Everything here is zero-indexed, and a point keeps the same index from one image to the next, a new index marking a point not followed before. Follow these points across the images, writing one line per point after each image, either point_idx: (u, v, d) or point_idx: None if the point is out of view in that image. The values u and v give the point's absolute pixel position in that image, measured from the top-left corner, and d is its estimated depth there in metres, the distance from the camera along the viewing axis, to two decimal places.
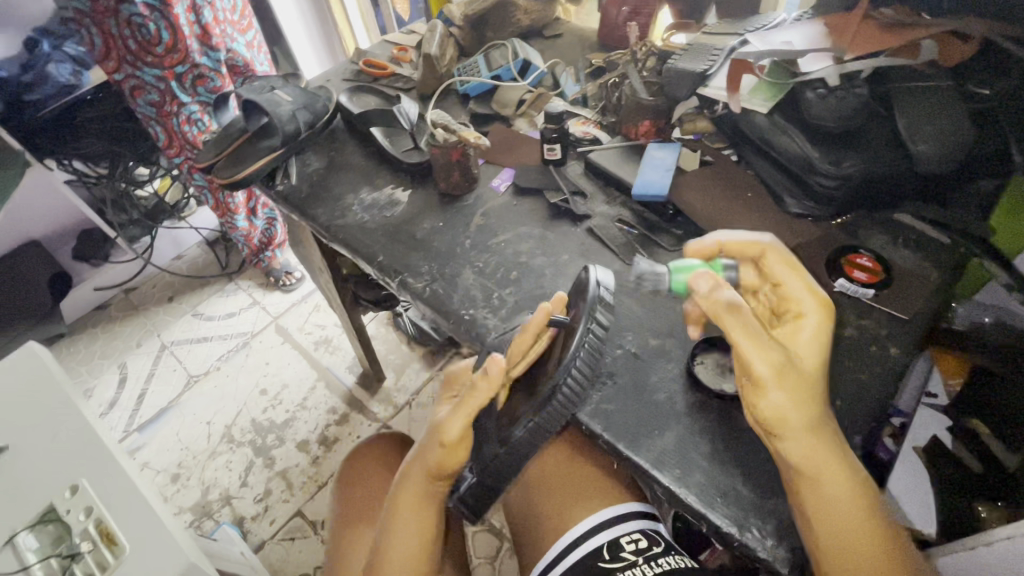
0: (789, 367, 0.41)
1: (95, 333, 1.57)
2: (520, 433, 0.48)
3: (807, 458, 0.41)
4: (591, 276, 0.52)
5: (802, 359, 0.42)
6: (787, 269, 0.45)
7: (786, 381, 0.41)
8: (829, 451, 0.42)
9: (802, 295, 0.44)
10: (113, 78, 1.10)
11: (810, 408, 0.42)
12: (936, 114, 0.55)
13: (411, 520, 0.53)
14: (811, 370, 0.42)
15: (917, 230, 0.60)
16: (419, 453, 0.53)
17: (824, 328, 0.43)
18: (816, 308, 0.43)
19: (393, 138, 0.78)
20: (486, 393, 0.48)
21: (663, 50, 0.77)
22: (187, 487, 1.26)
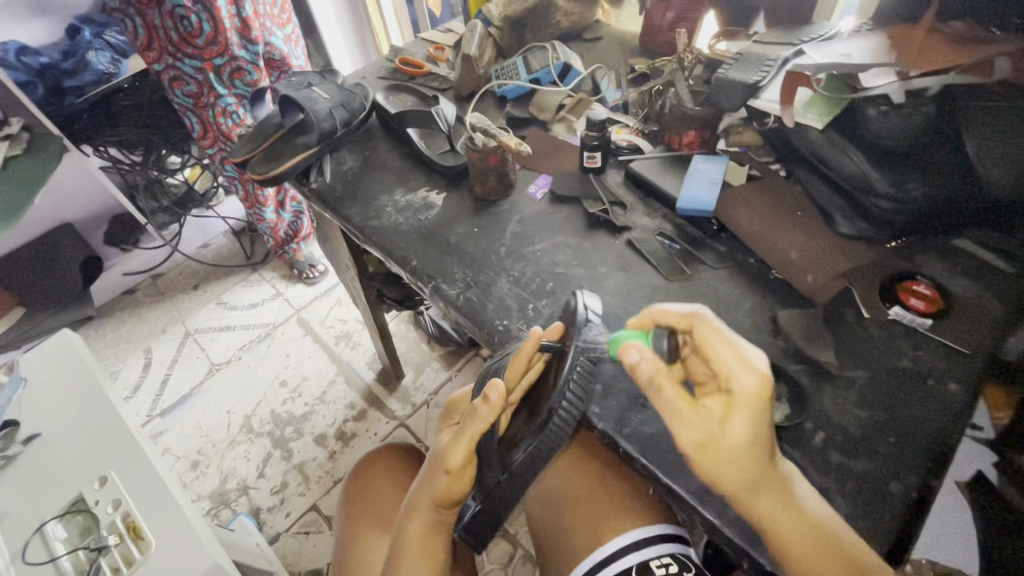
0: (711, 444, 0.38)
1: (123, 317, 1.60)
2: (519, 454, 0.46)
3: (769, 520, 0.39)
4: (580, 302, 0.51)
5: (729, 440, 0.38)
6: (716, 339, 0.41)
7: (718, 461, 0.38)
8: (790, 518, 0.39)
9: (741, 379, 0.38)
10: (153, 68, 1.11)
11: (752, 481, 0.38)
12: (1013, 134, 0.51)
13: (419, 548, 0.52)
14: (749, 449, 0.38)
15: (979, 257, 0.57)
16: (426, 480, 0.52)
17: (755, 407, 0.38)
18: (747, 389, 0.38)
19: (430, 140, 0.78)
20: (486, 418, 0.47)
21: (710, 58, 0.74)
22: (205, 474, 1.27)
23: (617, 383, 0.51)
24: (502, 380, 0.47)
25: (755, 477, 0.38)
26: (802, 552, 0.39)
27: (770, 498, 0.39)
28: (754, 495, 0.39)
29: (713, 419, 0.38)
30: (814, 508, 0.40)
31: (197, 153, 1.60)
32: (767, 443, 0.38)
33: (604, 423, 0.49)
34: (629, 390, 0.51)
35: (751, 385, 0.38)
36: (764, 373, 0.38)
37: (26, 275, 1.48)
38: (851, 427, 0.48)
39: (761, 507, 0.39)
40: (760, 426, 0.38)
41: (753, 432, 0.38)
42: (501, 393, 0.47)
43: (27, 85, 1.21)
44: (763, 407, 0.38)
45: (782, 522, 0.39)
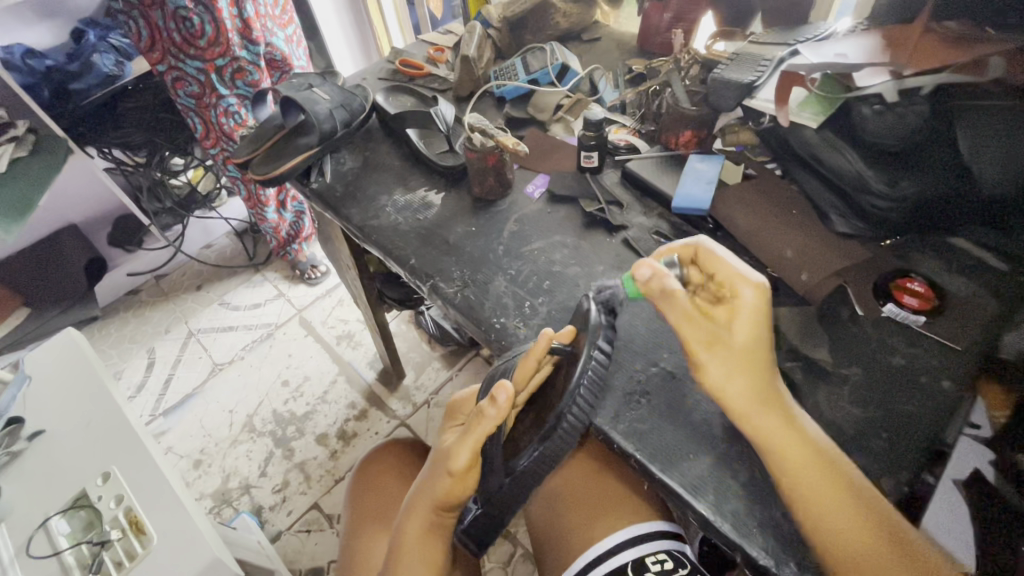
0: (718, 340, 0.44)
1: (127, 317, 1.61)
2: (528, 457, 0.47)
3: (772, 439, 0.42)
4: (591, 303, 0.52)
5: (734, 336, 0.43)
6: (718, 259, 0.46)
7: (721, 356, 0.44)
8: (791, 434, 0.43)
9: (745, 287, 0.44)
10: (156, 69, 1.12)
11: (756, 386, 0.43)
12: (1006, 134, 0.51)
13: (417, 552, 0.52)
14: (751, 349, 0.43)
15: (976, 256, 0.57)
16: (427, 483, 0.52)
17: (757, 314, 0.43)
18: (749, 298, 0.43)
19: (428, 140, 0.78)
20: (492, 422, 0.47)
21: (707, 58, 0.75)
22: (208, 473, 1.28)
23: (613, 381, 0.52)
24: (511, 383, 0.48)
25: (768, 387, 0.43)
26: (797, 466, 0.42)
27: (773, 414, 0.43)
28: (758, 407, 0.43)
29: (721, 324, 0.44)
30: (815, 434, 0.43)
31: (200, 155, 1.61)
32: (768, 347, 0.44)
33: (600, 420, 0.49)
34: (626, 388, 0.51)
35: (752, 296, 0.43)
36: (762, 280, 0.44)
37: (32, 275, 1.49)
38: (844, 424, 0.48)
39: (762, 422, 0.43)
40: (762, 335, 0.43)
41: (755, 334, 0.43)
42: (509, 396, 0.47)
43: (31, 88, 1.22)
44: (765, 314, 0.44)
45: (780, 438, 0.42)
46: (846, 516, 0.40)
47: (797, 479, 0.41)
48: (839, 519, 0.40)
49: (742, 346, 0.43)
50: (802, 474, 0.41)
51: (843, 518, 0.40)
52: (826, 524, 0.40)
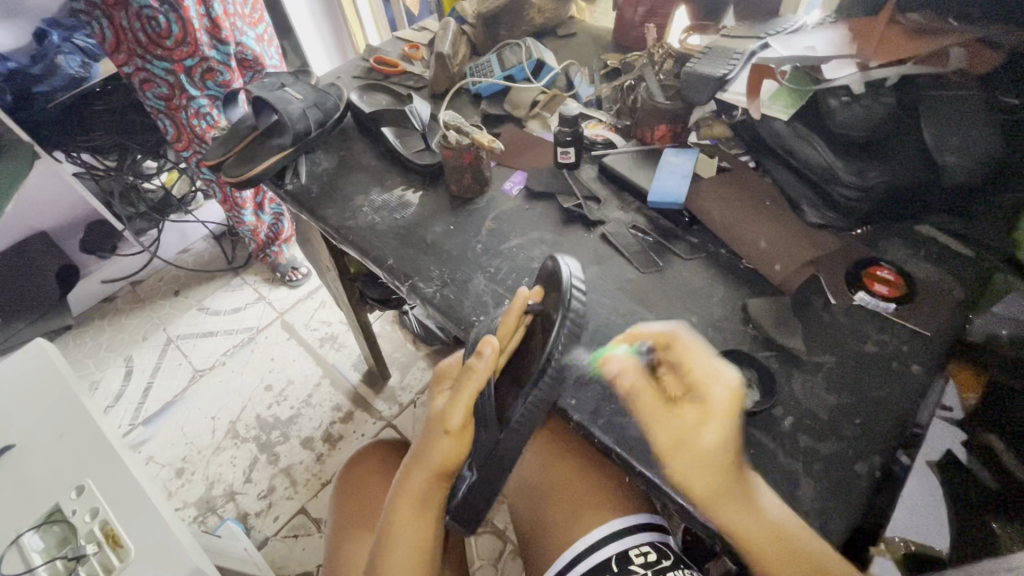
0: (683, 444, 0.43)
1: (103, 325, 1.58)
2: (519, 411, 0.46)
3: (740, 528, 0.42)
4: (563, 265, 0.51)
5: (701, 444, 0.42)
6: (693, 354, 0.45)
7: (687, 460, 0.43)
8: (757, 525, 0.42)
9: (720, 387, 0.43)
10: (122, 70, 1.09)
11: (715, 481, 0.42)
12: (965, 125, 0.53)
13: (413, 517, 0.52)
14: (719, 449, 0.42)
15: (942, 243, 0.60)
16: (421, 451, 0.52)
17: (726, 418, 0.43)
18: (721, 402, 0.43)
19: (404, 138, 0.78)
20: (479, 378, 0.48)
21: (680, 52, 0.75)
22: (191, 482, 1.26)
23: (593, 375, 0.52)
24: (494, 338, 0.48)
25: (735, 484, 0.42)
26: (751, 537, 0.42)
27: (732, 503, 0.42)
28: (718, 499, 0.42)
29: (687, 421, 0.44)
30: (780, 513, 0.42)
31: (173, 157, 1.58)
32: (734, 456, 0.43)
33: (580, 415, 0.50)
34: (604, 381, 0.52)
35: (725, 397, 0.43)
36: (739, 386, 0.44)
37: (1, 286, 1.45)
38: (819, 411, 0.49)
39: (720, 512, 0.42)
40: (728, 437, 0.42)
41: (721, 435, 0.42)
42: (492, 348, 0.48)
43: None
44: (733, 412, 0.43)
45: (742, 521, 0.42)
46: (788, 567, 0.41)
47: (745, 543, 0.42)
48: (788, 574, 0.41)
49: (707, 451, 0.42)
50: (750, 536, 0.42)
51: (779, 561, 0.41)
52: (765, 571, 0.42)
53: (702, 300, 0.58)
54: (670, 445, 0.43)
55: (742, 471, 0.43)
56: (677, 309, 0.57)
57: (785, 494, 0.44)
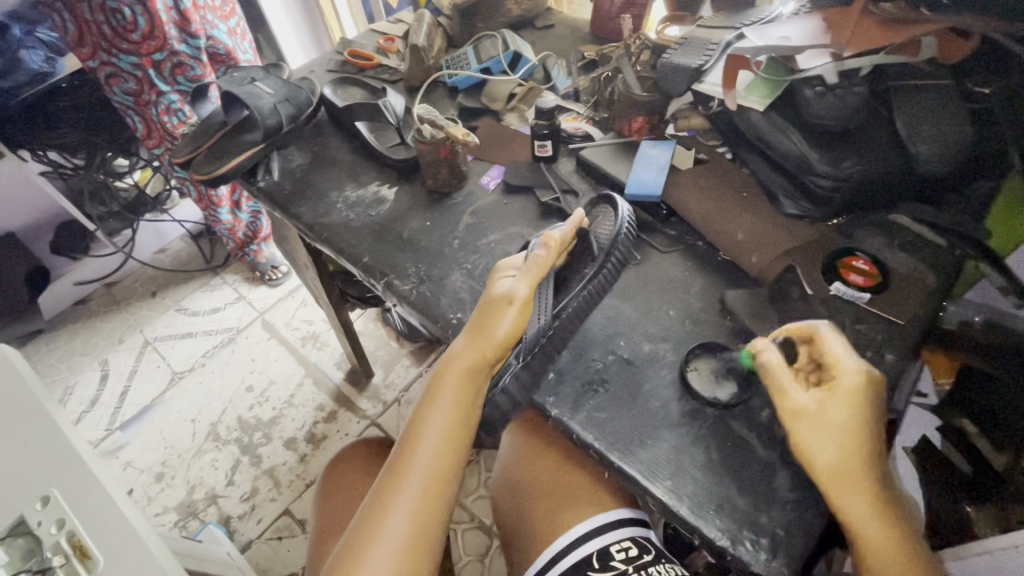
0: (812, 417, 0.42)
1: (76, 329, 1.54)
2: (572, 303, 0.52)
3: (854, 515, 0.40)
4: (619, 204, 0.58)
5: (833, 417, 0.42)
6: (834, 343, 0.45)
7: (810, 431, 0.42)
8: (876, 514, 0.40)
9: (850, 365, 0.43)
10: (87, 65, 1.05)
11: (848, 460, 0.40)
12: (936, 115, 0.54)
13: (460, 389, 0.49)
14: (849, 427, 0.41)
15: (914, 231, 0.58)
16: (477, 331, 0.50)
17: (859, 396, 0.42)
18: (852, 380, 0.43)
19: (379, 133, 0.76)
20: (545, 263, 0.52)
21: (657, 43, 0.75)
22: (171, 486, 1.24)
23: (571, 370, 0.52)
24: (559, 234, 0.54)
25: (871, 465, 0.41)
26: (864, 518, 0.40)
27: (860, 483, 0.40)
28: (845, 481, 0.40)
29: (817, 404, 0.42)
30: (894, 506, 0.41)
31: (145, 155, 1.53)
32: (869, 435, 0.42)
33: (559, 411, 0.49)
34: (583, 377, 0.52)
35: (856, 378, 0.43)
36: (869, 369, 0.43)
37: None
38: None
39: (839, 487, 0.40)
40: (858, 418, 0.41)
41: (853, 411, 0.42)
42: (558, 241, 0.53)
43: None
44: (868, 393, 0.42)
45: (858, 499, 0.40)
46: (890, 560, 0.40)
47: (858, 525, 0.40)
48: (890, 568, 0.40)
49: (840, 426, 0.41)
50: (865, 520, 0.40)
51: (887, 546, 0.40)
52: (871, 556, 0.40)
53: (679, 292, 0.58)
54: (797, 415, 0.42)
55: (876, 462, 0.41)
56: (655, 303, 0.57)
57: (763, 486, 0.44)
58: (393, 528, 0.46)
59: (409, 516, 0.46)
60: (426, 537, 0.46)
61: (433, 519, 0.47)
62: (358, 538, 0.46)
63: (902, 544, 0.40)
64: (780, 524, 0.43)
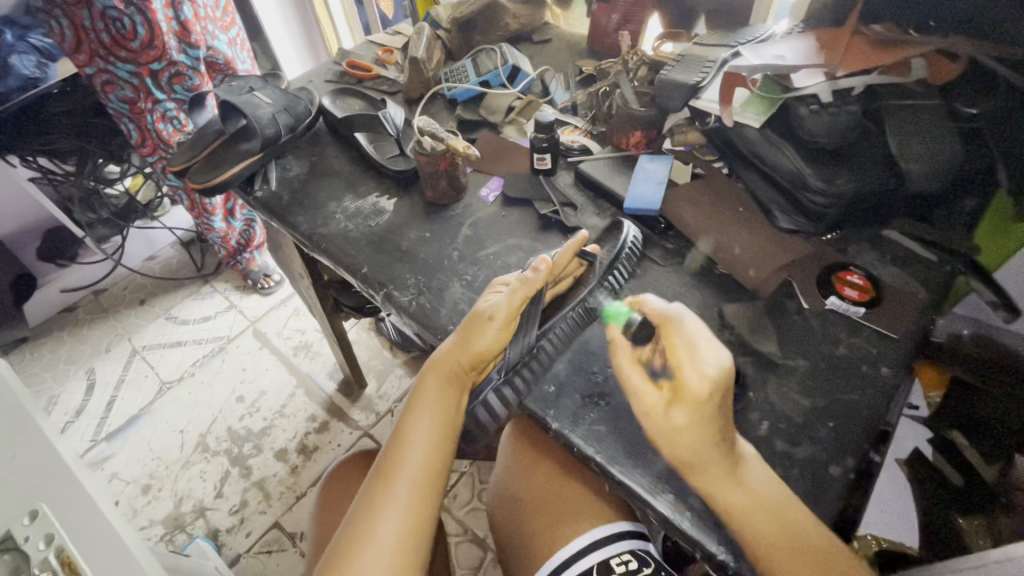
0: (659, 410, 0.41)
1: (62, 337, 1.51)
2: (563, 321, 0.54)
3: (725, 503, 0.41)
4: (628, 230, 0.61)
5: (676, 430, 0.40)
6: (690, 344, 0.42)
7: (677, 446, 0.41)
8: (741, 491, 0.41)
9: (698, 373, 0.40)
10: (83, 72, 1.04)
11: (698, 457, 0.41)
12: (925, 133, 0.55)
13: (443, 388, 0.51)
14: (687, 435, 0.40)
15: (908, 248, 0.61)
16: (458, 341, 0.51)
17: (700, 403, 0.40)
18: (697, 386, 0.40)
19: (378, 144, 0.77)
20: (532, 285, 0.51)
21: (654, 60, 0.77)
22: (158, 498, 1.21)
23: (571, 383, 0.52)
24: (549, 258, 0.54)
25: (721, 429, 0.41)
26: (745, 512, 0.40)
27: (717, 473, 0.41)
28: (696, 472, 0.41)
29: (664, 402, 0.41)
30: (760, 486, 0.42)
31: (138, 162, 1.52)
32: (717, 432, 0.40)
33: (559, 423, 0.49)
34: (583, 390, 0.52)
35: (701, 383, 0.40)
36: (723, 368, 0.40)
37: None
38: (794, 414, 0.50)
39: (698, 480, 0.42)
40: (706, 420, 0.40)
41: (695, 419, 0.40)
42: (549, 265, 0.53)
43: None
44: (711, 404, 0.40)
45: (725, 487, 0.41)
46: (781, 546, 0.39)
47: (743, 521, 0.40)
48: (790, 573, 0.39)
49: (683, 429, 0.40)
50: (749, 514, 0.40)
51: (772, 534, 0.40)
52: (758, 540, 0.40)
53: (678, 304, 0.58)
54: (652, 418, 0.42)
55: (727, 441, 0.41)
56: None
57: None
58: (384, 531, 0.45)
59: (400, 521, 0.46)
60: (417, 539, 0.46)
61: (422, 522, 0.47)
62: (347, 542, 0.45)
63: (785, 528, 0.40)
64: None
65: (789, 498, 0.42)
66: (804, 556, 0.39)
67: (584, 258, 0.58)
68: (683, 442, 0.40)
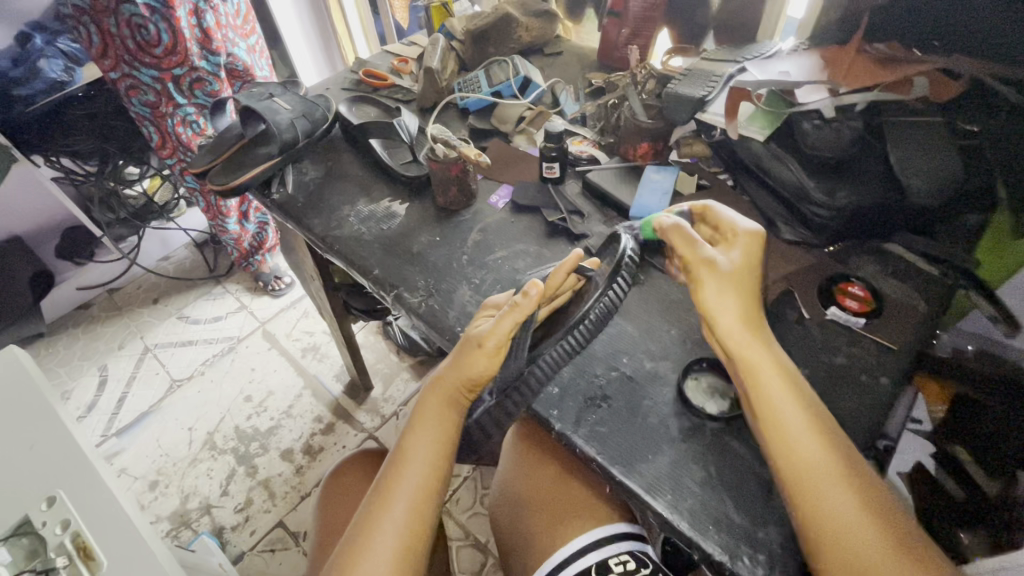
0: (705, 262, 0.49)
1: (77, 333, 1.54)
2: (552, 351, 0.51)
3: (758, 365, 0.46)
4: (624, 240, 0.58)
5: (725, 263, 0.48)
6: (725, 211, 0.53)
7: (713, 282, 0.48)
8: (769, 365, 0.46)
9: (742, 228, 0.50)
10: (108, 77, 1.08)
11: (741, 303, 0.47)
12: (927, 151, 0.57)
13: (442, 408, 0.52)
14: (738, 275, 0.48)
15: (910, 262, 0.61)
16: (452, 365, 0.52)
17: (749, 247, 0.49)
18: (749, 232, 0.50)
19: (392, 151, 0.79)
20: (524, 310, 0.49)
21: (662, 74, 0.79)
22: (165, 495, 1.23)
23: (574, 386, 0.53)
24: (542, 282, 0.51)
25: (753, 302, 0.48)
26: (790, 428, 0.43)
27: (753, 335, 0.47)
28: (740, 328, 0.47)
29: (718, 254, 0.50)
30: (784, 362, 0.47)
31: (155, 164, 1.56)
32: (756, 290, 0.49)
33: (562, 424, 0.51)
34: (585, 392, 0.53)
35: (749, 232, 0.50)
36: (760, 230, 0.51)
37: None
38: None
39: (741, 347, 0.46)
40: (748, 267, 0.49)
41: (747, 259, 0.49)
42: (541, 289, 0.50)
43: None
44: (755, 263, 0.49)
45: (757, 361, 0.46)
46: (817, 450, 0.42)
47: (776, 417, 0.44)
48: (833, 496, 0.41)
49: (733, 273, 0.48)
50: (782, 403, 0.44)
51: (813, 443, 0.43)
52: (791, 437, 0.43)
53: (681, 312, 0.60)
54: (708, 285, 0.48)
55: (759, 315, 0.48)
56: (656, 322, 0.59)
57: (761, 503, 0.45)
58: (379, 548, 0.47)
59: (395, 538, 0.47)
60: (412, 556, 0.48)
61: (418, 540, 0.48)
62: (342, 559, 0.47)
63: (828, 439, 0.43)
64: (777, 540, 0.44)
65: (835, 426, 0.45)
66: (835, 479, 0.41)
67: (583, 274, 0.58)
68: (720, 297, 0.47)
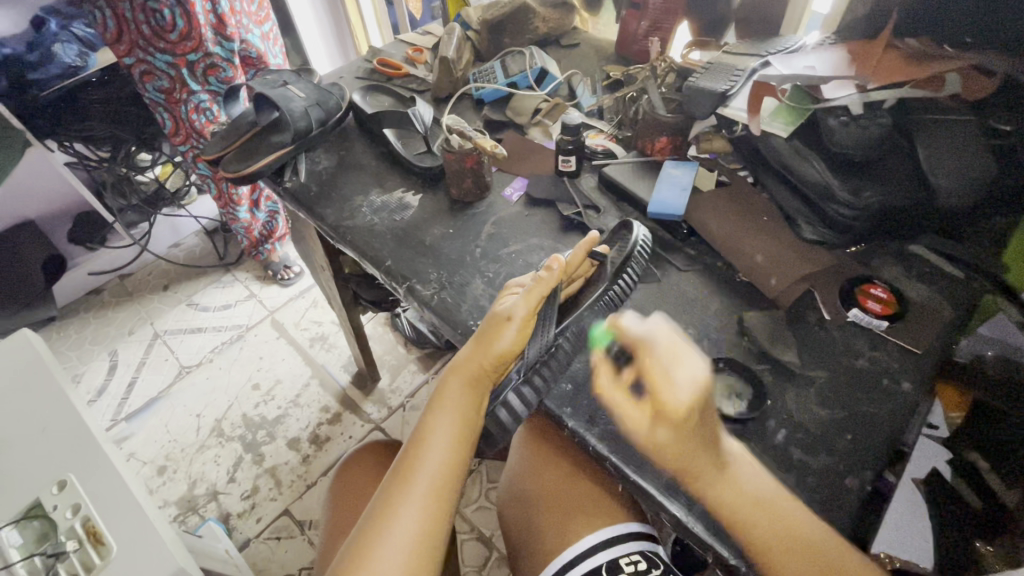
0: (642, 432, 0.41)
1: (88, 318, 1.55)
2: (575, 323, 0.53)
3: (727, 504, 0.41)
4: (637, 232, 0.58)
5: (658, 442, 0.40)
6: (666, 361, 0.39)
7: (659, 455, 0.41)
8: (733, 492, 0.41)
9: (676, 395, 0.38)
10: (123, 62, 1.08)
11: (691, 463, 0.41)
12: (957, 150, 0.56)
13: (464, 391, 0.51)
14: (672, 449, 0.40)
15: (932, 264, 0.61)
16: (478, 343, 0.51)
17: (682, 419, 0.39)
18: (679, 406, 0.38)
19: (405, 141, 0.78)
20: (547, 284, 0.50)
21: (682, 68, 0.77)
22: (173, 479, 1.24)
23: (588, 383, 0.53)
24: (563, 258, 0.52)
25: (697, 445, 0.40)
26: (756, 526, 0.41)
27: (714, 481, 0.41)
28: (697, 477, 0.41)
29: (645, 415, 0.41)
30: (751, 481, 0.42)
31: (168, 151, 1.56)
32: (704, 439, 0.40)
33: (575, 422, 0.50)
34: (600, 390, 0.52)
35: (682, 402, 0.38)
36: (699, 390, 0.38)
37: None
38: (812, 425, 0.50)
39: (702, 490, 0.41)
40: (689, 438, 0.39)
41: (677, 438, 0.39)
42: (562, 264, 0.51)
43: None
44: (698, 413, 0.39)
45: (724, 495, 0.41)
46: (790, 557, 0.40)
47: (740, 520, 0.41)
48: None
49: (667, 445, 0.40)
50: (748, 523, 0.41)
51: (772, 530, 0.41)
52: (757, 540, 0.41)
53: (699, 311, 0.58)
54: (647, 447, 0.41)
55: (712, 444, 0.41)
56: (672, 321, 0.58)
57: None
58: (398, 531, 0.46)
59: (415, 522, 0.47)
60: (431, 540, 0.47)
61: (438, 524, 0.48)
62: (360, 542, 0.47)
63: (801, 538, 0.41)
64: None
65: (778, 493, 0.42)
66: (812, 558, 0.40)
67: (594, 259, 0.57)
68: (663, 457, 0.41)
